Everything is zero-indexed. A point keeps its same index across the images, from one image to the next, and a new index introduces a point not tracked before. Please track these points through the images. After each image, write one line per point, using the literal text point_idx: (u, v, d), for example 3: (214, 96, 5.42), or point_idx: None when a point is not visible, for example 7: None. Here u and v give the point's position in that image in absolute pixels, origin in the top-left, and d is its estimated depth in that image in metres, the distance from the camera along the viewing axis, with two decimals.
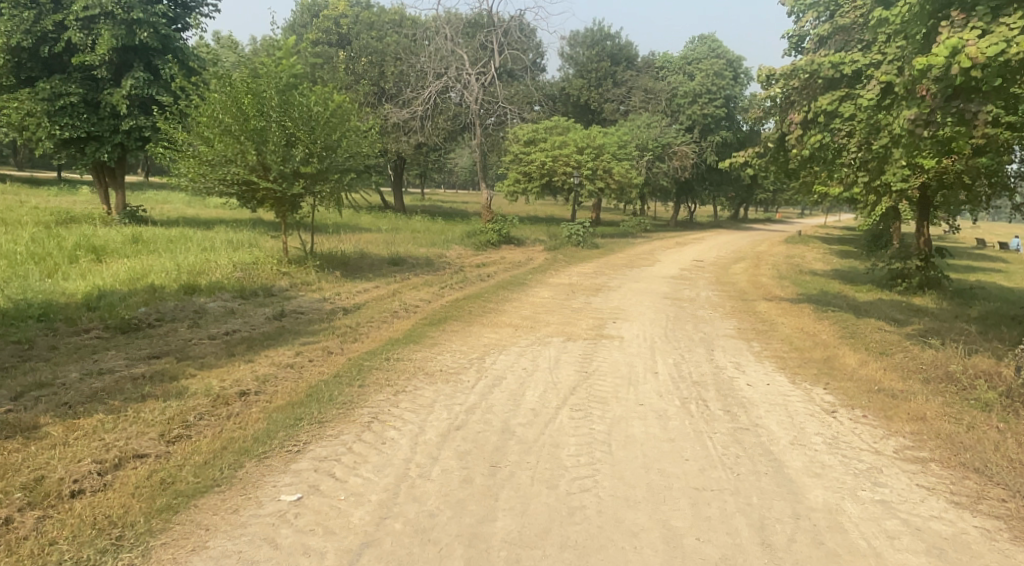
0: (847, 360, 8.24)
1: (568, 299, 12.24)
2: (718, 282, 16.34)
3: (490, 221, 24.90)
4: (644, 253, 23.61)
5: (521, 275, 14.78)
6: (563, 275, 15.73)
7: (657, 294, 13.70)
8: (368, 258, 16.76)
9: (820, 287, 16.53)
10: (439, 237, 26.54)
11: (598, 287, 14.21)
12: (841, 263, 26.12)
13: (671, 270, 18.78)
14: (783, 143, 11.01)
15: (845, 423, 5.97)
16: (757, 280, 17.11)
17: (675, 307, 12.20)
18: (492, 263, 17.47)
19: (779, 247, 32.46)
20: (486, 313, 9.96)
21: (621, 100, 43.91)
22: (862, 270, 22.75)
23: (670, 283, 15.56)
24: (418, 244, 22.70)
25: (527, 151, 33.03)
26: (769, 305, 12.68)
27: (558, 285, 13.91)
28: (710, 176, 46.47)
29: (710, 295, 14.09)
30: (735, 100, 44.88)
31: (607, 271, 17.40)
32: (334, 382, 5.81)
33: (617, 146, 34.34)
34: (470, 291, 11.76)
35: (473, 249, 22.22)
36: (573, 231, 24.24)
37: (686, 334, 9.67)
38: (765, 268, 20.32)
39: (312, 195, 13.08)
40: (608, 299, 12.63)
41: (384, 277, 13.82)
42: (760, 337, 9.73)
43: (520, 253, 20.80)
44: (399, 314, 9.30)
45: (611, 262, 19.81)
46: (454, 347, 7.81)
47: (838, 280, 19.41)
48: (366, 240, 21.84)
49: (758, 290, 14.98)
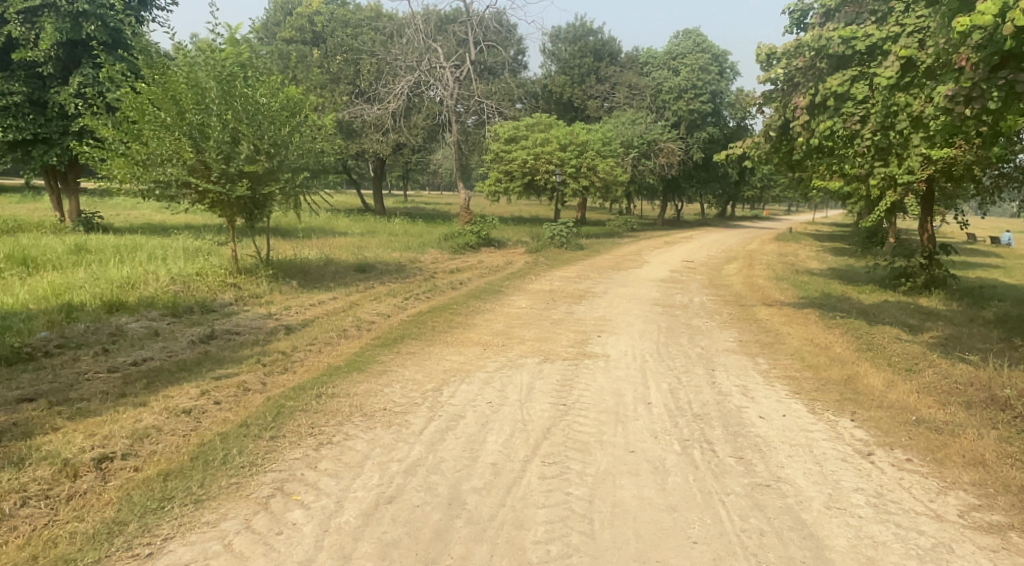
0: (871, 380, 7.05)
1: (548, 309, 10.98)
2: (712, 285, 15.15)
3: (468, 223, 23.61)
4: (631, 254, 22.41)
5: (497, 282, 13.53)
6: (545, 281, 14.49)
7: (648, 301, 12.48)
8: (333, 266, 15.39)
9: (821, 289, 15.38)
10: (417, 240, 25.24)
11: (583, 293, 12.97)
12: (836, 261, 25.07)
13: (660, 272, 17.58)
14: (786, 130, 9.85)
15: (887, 473, 4.76)
16: (752, 282, 15.95)
17: (667, 316, 10.97)
18: (467, 268, 16.18)
19: (770, 245, 31.41)
20: (453, 329, 8.69)
21: (605, 96, 42.73)
22: (860, 269, 21.68)
23: (660, 287, 14.35)
24: (392, 249, 21.34)
25: (508, 149, 31.78)
26: (770, 312, 11.50)
27: (538, 293, 12.67)
28: (697, 173, 45.39)
29: (704, 300, 12.90)
30: (722, 95, 43.83)
31: (592, 274, 16.16)
32: (234, 435, 4.50)
33: (601, 143, 33.17)
34: (438, 303, 10.49)
35: (450, 253, 20.91)
36: (556, 231, 23.00)
37: (681, 349, 8.45)
38: (759, 268, 19.17)
39: (262, 197, 11.65)
40: (592, 308, 11.39)
41: (345, 287, 12.48)
42: (766, 351, 8.52)
43: (500, 256, 19.54)
44: (350, 333, 7.99)
45: (596, 265, 18.57)
46: (408, 375, 6.51)
47: (837, 280, 18.29)
48: (335, 246, 20.46)
49: (756, 294, 13.80)
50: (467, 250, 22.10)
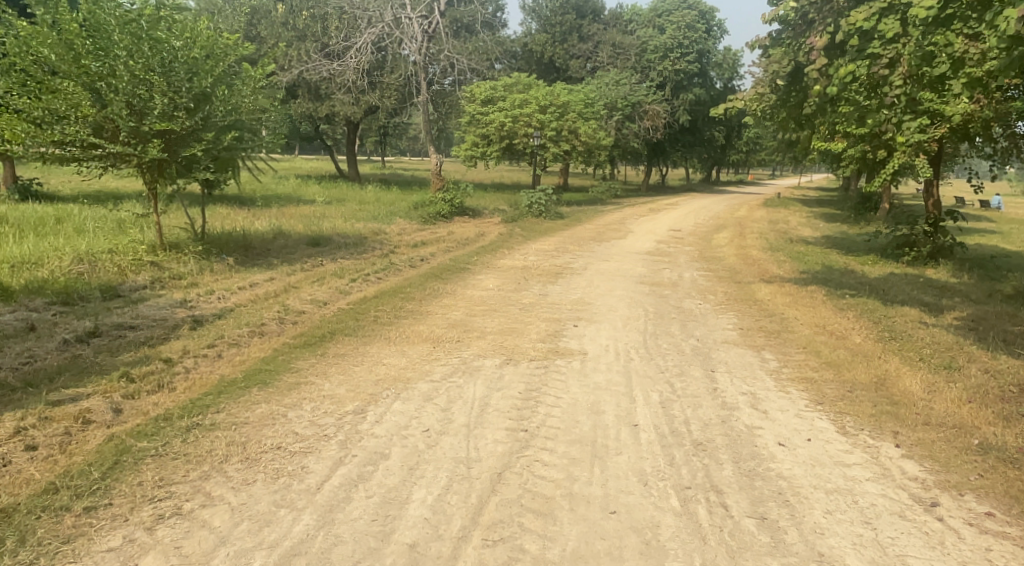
0: (910, 384, 5.70)
1: (518, 290, 9.53)
2: (703, 259, 13.77)
3: (440, 190, 21.99)
4: (615, 223, 20.95)
5: (464, 257, 12.07)
6: (518, 254, 13.03)
7: (633, 278, 11.07)
8: (283, 240, 13.78)
9: (821, 261, 14.06)
10: (387, 209, 23.59)
11: (560, 270, 11.54)
12: (830, 229, 23.78)
13: (646, 243, 16.18)
14: (796, 78, 8.37)
15: (966, 539, 3.42)
16: (747, 254, 14.60)
17: (656, 297, 9.58)
18: (434, 241, 14.65)
19: (759, 211, 30.08)
20: (400, 320, 7.21)
21: (588, 56, 40.98)
22: (857, 238, 20.40)
23: (646, 261, 12.96)
24: (357, 219, 19.74)
25: (484, 110, 29.97)
26: (771, 291, 10.14)
27: (509, 269, 11.22)
28: (683, 137, 43.71)
29: (696, 277, 11.54)
30: (709, 55, 41.97)
31: (572, 247, 14.70)
32: (24, 513, 3.10)
33: (583, 104, 31.46)
34: (390, 284, 9.00)
35: (419, 223, 19.33)
36: (535, 199, 21.33)
37: (673, 343, 7.06)
38: (751, 238, 17.83)
39: (187, 160, 10.09)
40: (570, 288, 9.96)
41: (288, 265, 10.96)
42: (775, 343, 7.17)
43: (471, 227, 17.97)
44: (267, 328, 6.48)
45: (577, 236, 17.10)
46: (327, 390, 5.04)
47: (835, 250, 17.00)
48: (293, 218, 18.78)
49: (753, 269, 12.43)
50: (438, 221, 20.50)
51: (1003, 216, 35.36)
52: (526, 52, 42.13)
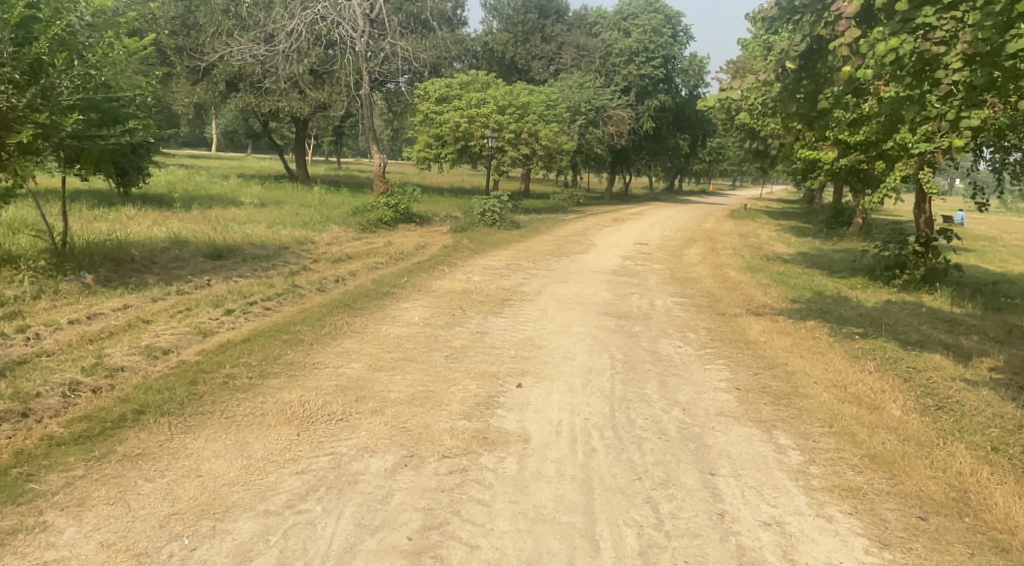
0: (1008, 508, 3.80)
1: (449, 325, 7.41)
2: (677, 282, 11.89)
3: (384, 195, 19.77)
4: (577, 235, 19.03)
5: (393, 276, 9.94)
6: (461, 273, 10.96)
7: (596, 308, 9.08)
8: (177, 252, 11.42)
9: (808, 285, 12.34)
10: (325, 214, 21.28)
11: (508, 295, 9.50)
12: (804, 245, 22.26)
13: (611, 260, 14.26)
14: (811, 61, 6.37)
15: None
16: (725, 274, 12.81)
17: (625, 336, 7.58)
18: (365, 254, 12.50)
19: (727, 224, 28.58)
20: (265, 381, 5.02)
21: (551, 57, 39.98)
22: (837, 256, 18.83)
23: (612, 285, 10.99)
24: (288, 225, 17.44)
25: (438, 109, 27.80)
26: (763, 327, 8.25)
27: (446, 294, 9.12)
28: (648, 144, 42.05)
29: (672, 306, 9.60)
30: (675, 61, 40.32)
31: (526, 264, 12.67)
32: None
33: (544, 105, 29.61)
34: (279, 317, 6.81)
35: (357, 231, 17.12)
36: (488, 206, 19.17)
37: (652, 418, 5.03)
38: (726, 254, 16.11)
39: (34, 147, 7.69)
40: (519, 322, 7.90)
41: (163, 287, 8.69)
42: (790, 417, 5.22)
43: (414, 238, 15.79)
44: (40, 402, 4.25)
45: (534, 250, 15.09)
46: (63, 547, 2.91)
47: (819, 270, 15.35)
48: (209, 226, 16.33)
49: (735, 295, 10.56)
50: (379, 230, 18.24)
51: (970, 233, 34.62)
52: (486, 51, 40.07)
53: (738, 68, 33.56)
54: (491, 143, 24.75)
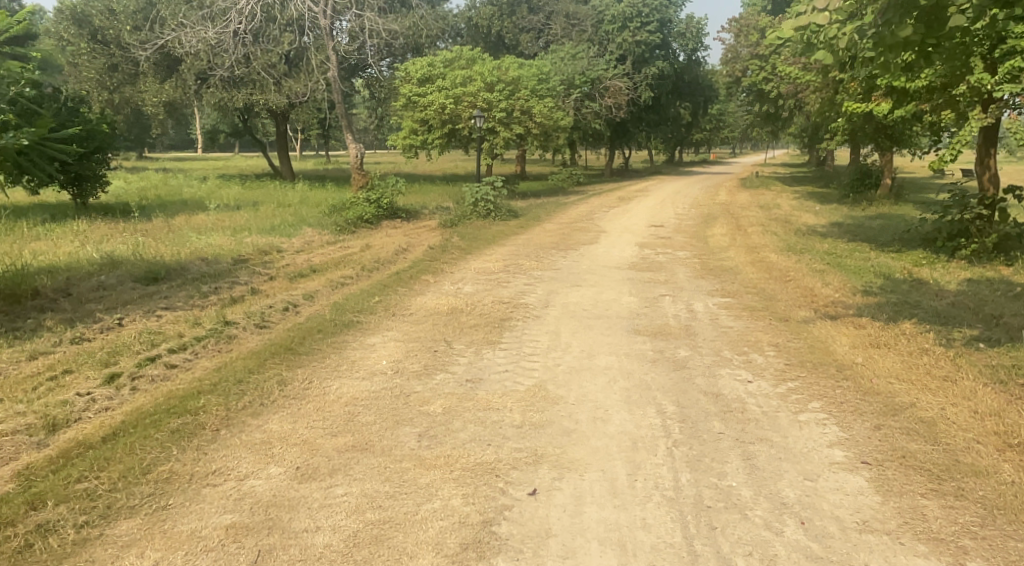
0: None
1: (429, 373, 5.35)
2: (711, 275, 9.82)
3: (364, 188, 17.69)
4: (583, 221, 16.89)
5: (362, 295, 7.89)
6: (448, 284, 8.88)
7: (622, 324, 7.01)
8: (102, 277, 9.39)
9: (868, 266, 10.28)
10: (302, 214, 19.18)
11: (509, 313, 7.46)
12: (833, 214, 20.16)
13: (628, 251, 12.16)
14: None
15: None
16: (766, 260, 10.75)
17: (671, 371, 5.50)
18: (338, 263, 10.49)
19: (742, 195, 26.38)
20: (107, 532, 3.03)
21: (540, 29, 37.48)
22: (877, 226, 16.67)
23: (635, 288, 8.92)
24: (257, 231, 15.41)
25: (421, 90, 25.54)
26: (850, 338, 6.18)
27: (429, 318, 7.06)
28: (648, 115, 39.53)
29: (718, 313, 7.53)
30: (670, 25, 37.85)
31: (528, 263, 10.61)
32: None
33: (536, 79, 27.42)
34: (181, 383, 4.78)
35: (335, 233, 15.09)
36: (481, 194, 16.85)
37: (759, 551, 3.00)
38: (757, 233, 14.05)
39: None
40: (524, 357, 5.84)
41: (58, 333, 6.68)
42: (979, 526, 3.19)
43: (396, 239, 13.70)
44: None
45: (536, 243, 13.00)
46: None
47: (867, 245, 13.27)
48: (163, 239, 14.27)
49: (789, 290, 8.48)
50: (359, 229, 16.13)
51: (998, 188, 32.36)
52: (471, 27, 38.48)
53: (742, 28, 31.15)
54: (478, 124, 22.59)
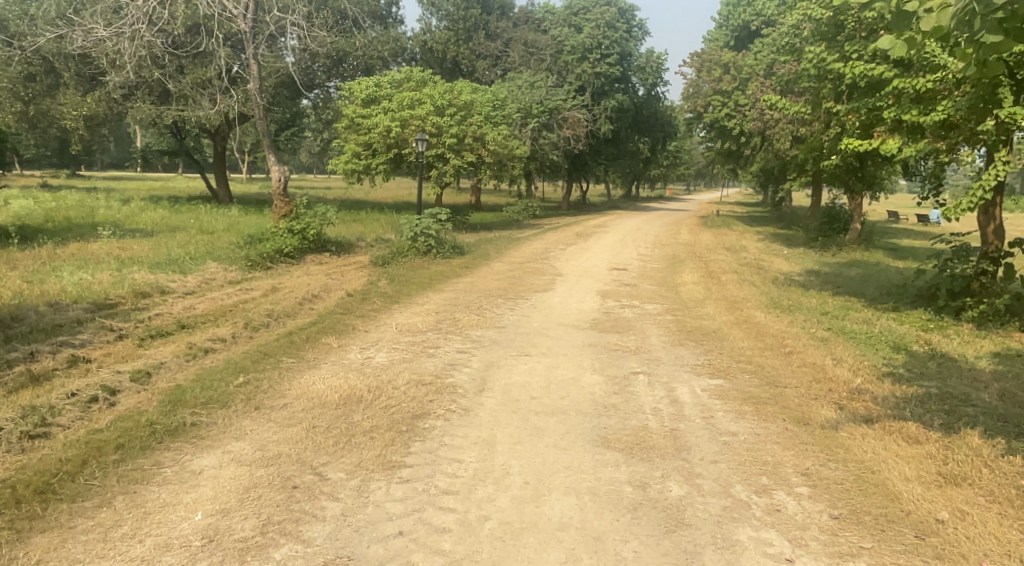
0: None
1: (264, 547, 3.20)
2: (693, 341, 7.87)
3: (287, 217, 15.34)
4: (536, 261, 14.91)
5: (226, 371, 5.69)
6: (355, 353, 6.69)
7: (584, 426, 4.96)
8: None
9: (877, 333, 8.49)
10: (217, 243, 16.74)
11: (428, 404, 5.32)
12: (806, 259, 18.69)
13: (589, 303, 10.16)
14: None
15: None
16: (755, 321, 8.87)
17: (660, 537, 3.45)
18: (225, 315, 8.18)
19: (705, 234, 24.90)
20: None
21: (497, 55, 36.01)
22: (857, 277, 15.18)
23: (599, 360, 6.88)
24: (150, 265, 12.91)
25: (365, 111, 23.45)
26: (913, 468, 4.28)
27: (308, 413, 4.89)
28: (606, 148, 38.36)
29: (712, 408, 5.52)
30: (630, 58, 36.87)
31: (466, 320, 8.50)
32: None
33: (491, 105, 25.67)
34: None
35: (243, 271, 12.70)
36: (422, 228, 14.56)
37: None
38: (735, 283, 12.25)
39: None
40: (432, 500, 3.72)
41: None
42: None
43: (314, 280, 11.43)
44: None
45: (481, 290, 10.91)
46: None
47: (859, 301, 11.60)
48: (28, 273, 11.69)
49: (796, 370, 6.58)
50: (277, 265, 13.77)
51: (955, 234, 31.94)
52: (426, 51, 36.76)
53: (704, 63, 29.98)
54: (421, 147, 20.52)
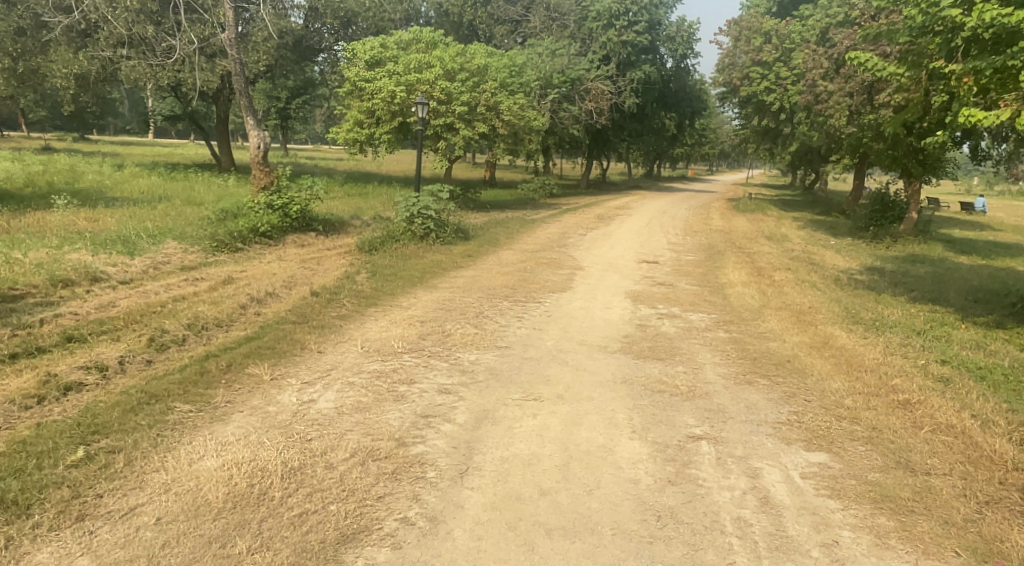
0: None
1: None
2: (765, 378, 5.74)
3: (266, 189, 13.30)
4: (551, 249, 12.82)
5: (70, 433, 3.71)
6: (291, 393, 4.64)
7: None
8: None
9: (1007, 368, 6.30)
10: (193, 217, 14.82)
11: (374, 508, 3.29)
12: (858, 252, 16.43)
13: (618, 311, 8.06)
14: None
15: None
16: (840, 347, 6.72)
17: None
18: (137, 321, 6.13)
19: (739, 220, 22.59)
20: None
21: (516, 21, 33.48)
22: (927, 277, 12.95)
23: (638, 411, 4.81)
24: (98, 242, 10.93)
25: (368, 75, 21.23)
26: None
27: (160, 536, 2.93)
28: (630, 124, 35.88)
29: (829, 522, 3.46)
30: (658, 27, 34.17)
31: (459, 336, 6.41)
32: None
33: (507, 71, 23.37)
34: None
35: (203, 254, 10.71)
36: (419, 207, 12.48)
37: None
38: (793, 286, 10.07)
39: None
40: None
41: None
42: None
43: (283, 269, 9.45)
44: None
45: (484, 288, 8.84)
46: None
47: (950, 312, 9.38)
48: None
49: (933, 441, 4.47)
50: (250, 247, 11.79)
51: (1007, 225, 29.33)
52: (440, 14, 33.98)
53: (741, 32, 27.31)
54: (420, 111, 17.75)
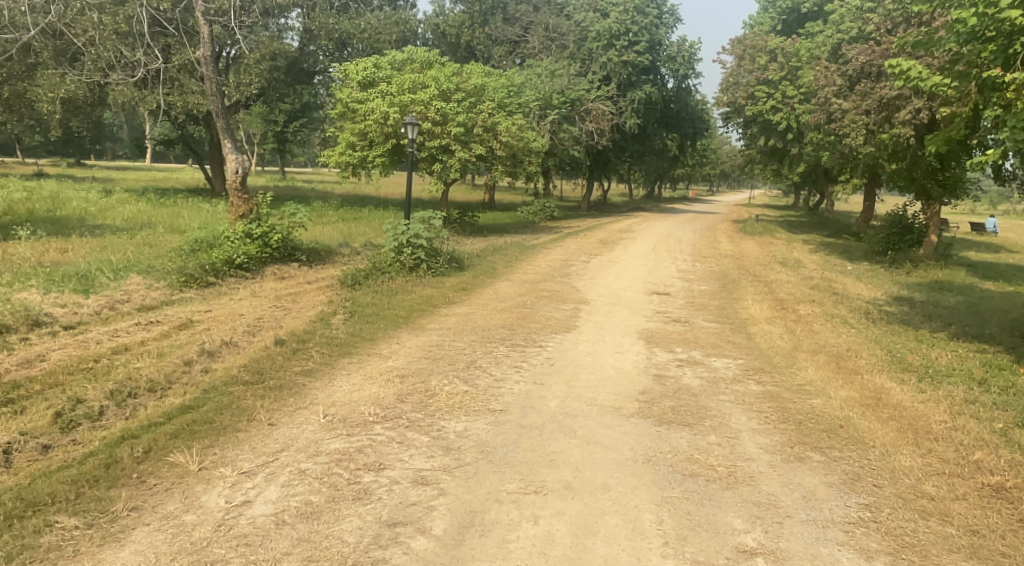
0: None
1: None
2: (820, 452, 4.67)
3: (245, 217, 12.32)
4: (552, 280, 11.81)
5: None
6: (220, 491, 3.59)
7: None
8: None
9: None
10: (169, 247, 13.83)
11: None
12: (879, 278, 15.42)
13: (631, 357, 7.01)
14: None
15: None
16: (899, 405, 5.66)
17: None
18: (56, 384, 5.09)
19: (749, 244, 21.61)
20: None
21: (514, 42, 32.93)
22: (960, 307, 11.93)
23: (668, 507, 3.76)
24: (54, 278, 9.90)
25: (360, 96, 20.37)
26: None
27: None
28: (632, 144, 35.07)
29: None
30: (659, 47, 33.41)
31: (445, 396, 5.36)
32: None
33: (504, 91, 22.52)
34: None
35: (167, 290, 9.68)
36: (408, 235, 11.46)
37: None
38: (823, 322, 9.02)
39: None
40: None
41: None
42: None
43: (253, 308, 8.44)
44: None
45: (478, 329, 7.80)
46: None
47: (1002, 352, 8.34)
48: None
49: None
50: (224, 281, 10.77)
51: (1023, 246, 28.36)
52: (439, 35, 33.03)
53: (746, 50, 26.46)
54: (412, 131, 16.84)
